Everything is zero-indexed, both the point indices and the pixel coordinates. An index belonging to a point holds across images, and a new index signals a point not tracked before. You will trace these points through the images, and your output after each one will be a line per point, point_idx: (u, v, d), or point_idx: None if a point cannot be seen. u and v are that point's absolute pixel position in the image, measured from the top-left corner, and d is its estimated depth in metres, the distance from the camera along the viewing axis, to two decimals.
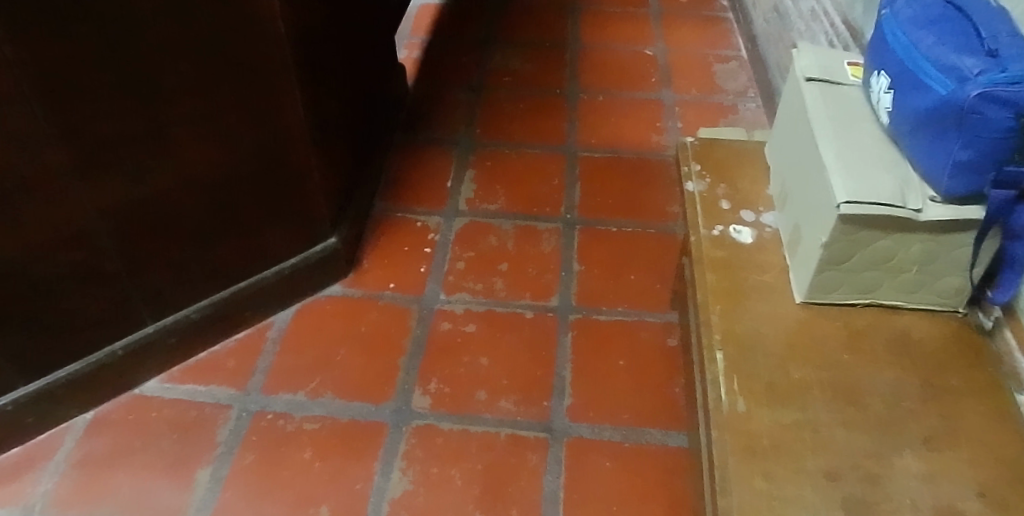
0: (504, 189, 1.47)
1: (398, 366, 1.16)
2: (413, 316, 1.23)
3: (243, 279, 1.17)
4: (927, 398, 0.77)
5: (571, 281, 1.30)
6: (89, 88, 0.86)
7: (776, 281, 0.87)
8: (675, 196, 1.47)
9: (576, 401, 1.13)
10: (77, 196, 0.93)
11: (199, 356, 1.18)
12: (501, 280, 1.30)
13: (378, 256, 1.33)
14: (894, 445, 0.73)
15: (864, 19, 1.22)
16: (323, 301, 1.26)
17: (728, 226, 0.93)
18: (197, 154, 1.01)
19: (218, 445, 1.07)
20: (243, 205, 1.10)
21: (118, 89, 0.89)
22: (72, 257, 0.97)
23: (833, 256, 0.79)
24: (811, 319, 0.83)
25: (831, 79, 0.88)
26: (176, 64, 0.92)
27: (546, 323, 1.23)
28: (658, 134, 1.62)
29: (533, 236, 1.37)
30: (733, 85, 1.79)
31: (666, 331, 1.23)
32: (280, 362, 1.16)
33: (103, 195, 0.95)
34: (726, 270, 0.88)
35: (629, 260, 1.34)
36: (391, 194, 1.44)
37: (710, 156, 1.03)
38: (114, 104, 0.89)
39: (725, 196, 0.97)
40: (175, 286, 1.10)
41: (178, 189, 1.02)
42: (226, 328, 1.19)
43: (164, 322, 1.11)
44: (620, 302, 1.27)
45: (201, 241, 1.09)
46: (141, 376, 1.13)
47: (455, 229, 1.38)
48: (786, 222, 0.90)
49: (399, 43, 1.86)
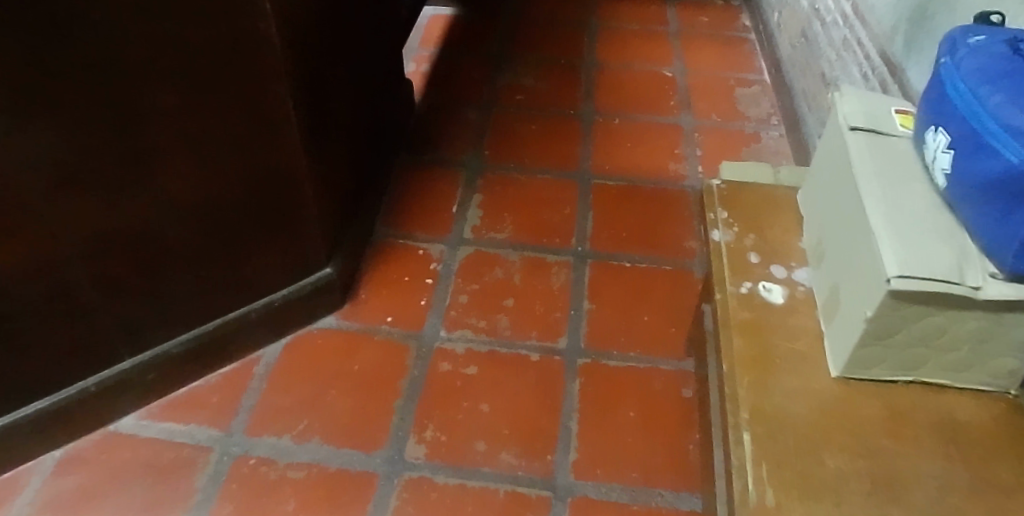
0: (513, 217, 1.39)
1: (392, 409, 1.09)
2: (411, 354, 1.16)
3: (232, 311, 1.10)
4: (978, 493, 0.69)
5: (581, 321, 1.22)
6: (64, 107, 0.80)
7: (809, 350, 0.79)
8: (693, 230, 1.39)
9: (582, 456, 1.05)
10: (49, 223, 0.86)
11: (180, 391, 1.10)
12: (506, 317, 1.22)
13: (376, 286, 1.25)
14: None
15: (905, 54, 1.14)
16: (315, 334, 1.18)
17: (757, 283, 0.85)
18: (183, 179, 0.94)
19: (195, 492, 0.99)
20: (232, 234, 1.03)
21: (97, 108, 0.82)
22: (43, 288, 0.90)
23: (877, 332, 0.71)
24: (848, 396, 0.75)
25: (878, 129, 0.80)
26: (160, 84, 0.85)
27: (552, 367, 1.15)
28: (676, 161, 1.54)
29: (541, 269, 1.30)
30: (756, 111, 1.71)
31: (681, 381, 1.15)
32: (267, 401, 1.09)
33: (80, 223, 0.88)
34: (755, 335, 0.80)
35: (643, 300, 1.26)
36: (392, 219, 1.37)
37: (738, 200, 0.95)
38: (92, 125, 0.83)
39: (754, 248, 0.89)
40: (156, 317, 1.02)
41: (162, 216, 0.95)
42: (212, 361, 1.11)
43: (144, 357, 1.04)
44: (633, 347, 1.19)
45: (186, 270, 1.01)
46: (117, 411, 1.06)
47: (459, 259, 1.30)
48: (822, 284, 0.82)
49: (407, 55, 1.78)
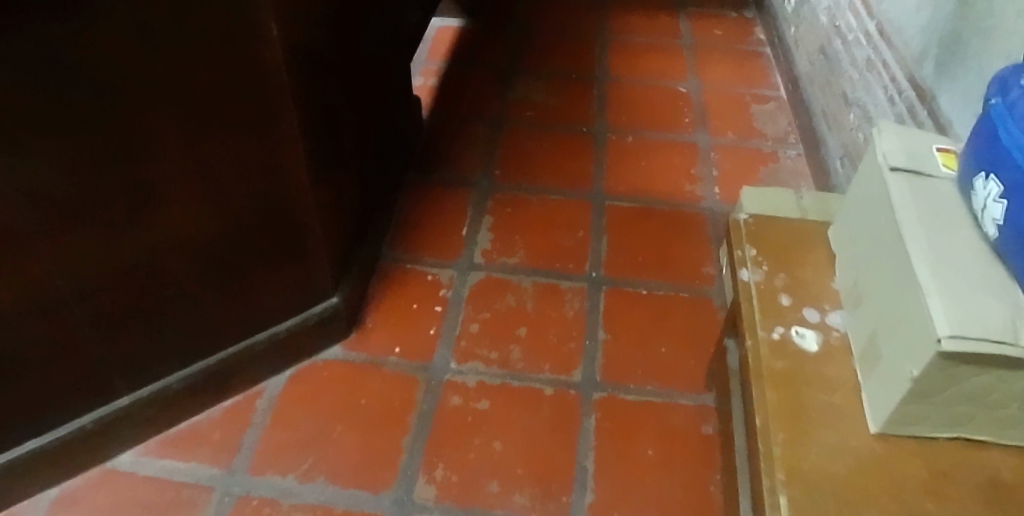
0: (524, 241, 1.34)
1: (401, 447, 1.04)
2: (420, 387, 1.11)
3: (234, 344, 1.06)
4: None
5: (596, 352, 1.18)
6: (59, 141, 0.76)
7: (846, 403, 0.75)
8: (711, 255, 1.35)
9: (599, 498, 1.00)
10: (42, 259, 0.82)
11: (181, 425, 1.06)
12: (518, 348, 1.17)
13: (384, 314, 1.21)
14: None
15: (936, 80, 1.10)
16: (320, 365, 1.14)
17: (790, 328, 0.81)
18: (185, 211, 0.90)
19: None
20: (234, 266, 0.99)
21: (94, 141, 0.78)
22: (37, 326, 0.86)
23: (921, 390, 0.66)
24: (888, 455, 0.71)
25: (919, 169, 0.76)
26: (161, 114, 0.81)
27: (567, 402, 1.11)
28: (693, 182, 1.50)
29: (555, 296, 1.25)
30: (773, 129, 1.66)
31: (701, 417, 1.10)
32: (270, 437, 1.05)
33: (75, 258, 0.84)
34: (789, 387, 0.76)
35: (660, 330, 1.21)
36: (400, 242, 1.33)
37: (767, 236, 0.92)
38: (90, 159, 0.79)
39: (785, 289, 0.85)
40: (155, 352, 0.98)
41: (162, 249, 0.91)
42: (212, 395, 1.07)
43: (142, 393, 1.00)
44: (650, 381, 1.14)
45: (187, 303, 0.97)
46: (115, 448, 1.01)
47: (469, 285, 1.26)
48: (858, 330, 0.78)
49: (415, 68, 1.74)
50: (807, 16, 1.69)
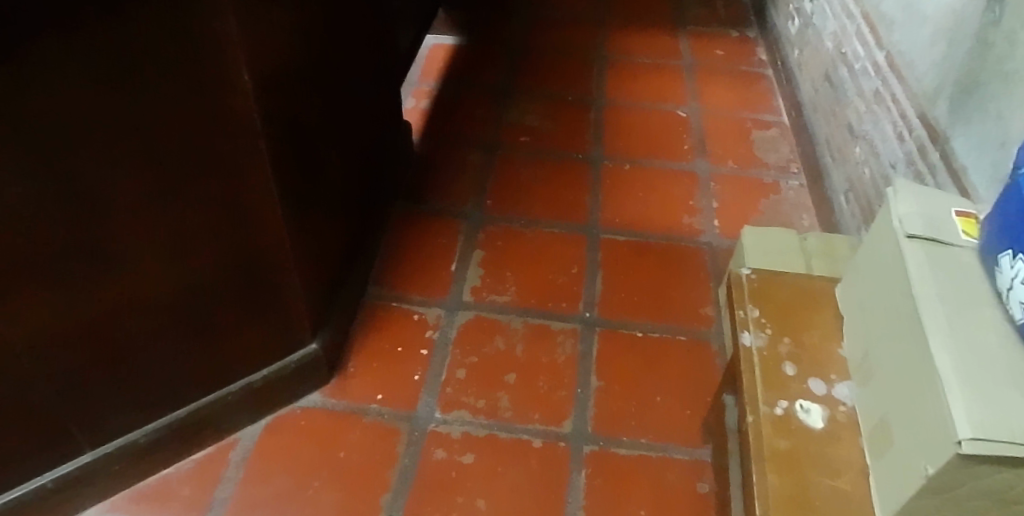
0: (516, 277, 1.29)
1: (379, 506, 0.99)
2: (402, 439, 1.06)
3: (207, 395, 1.01)
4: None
5: (588, 401, 1.12)
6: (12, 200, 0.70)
7: (852, 488, 0.72)
8: (709, 295, 1.29)
9: None
10: None
11: (149, 479, 1.01)
12: (507, 396, 1.12)
13: (367, 357, 1.16)
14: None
15: (950, 122, 1.04)
16: (298, 413, 1.09)
17: (794, 402, 0.79)
18: (150, 264, 0.84)
19: None
20: (205, 319, 0.93)
21: (50, 198, 0.72)
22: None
23: (937, 486, 0.61)
24: None
25: (937, 237, 0.73)
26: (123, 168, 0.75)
27: (556, 456, 1.05)
28: (691, 215, 1.44)
29: (546, 339, 1.20)
30: (775, 158, 1.61)
31: (697, 473, 1.05)
32: (243, 493, 1.00)
33: (32, 319, 0.78)
34: (792, 470, 0.74)
35: (655, 377, 1.16)
36: (387, 278, 1.28)
37: (769, 297, 0.90)
38: (44, 217, 0.73)
39: (789, 357, 0.83)
40: (120, 408, 0.92)
41: (126, 304, 0.85)
42: (184, 447, 1.02)
43: (106, 449, 0.94)
44: (644, 432, 1.09)
45: (155, 358, 0.92)
46: (78, 505, 0.96)
47: (457, 325, 1.21)
48: (869, 408, 0.75)
49: (406, 89, 1.68)
50: (810, 40, 1.64)
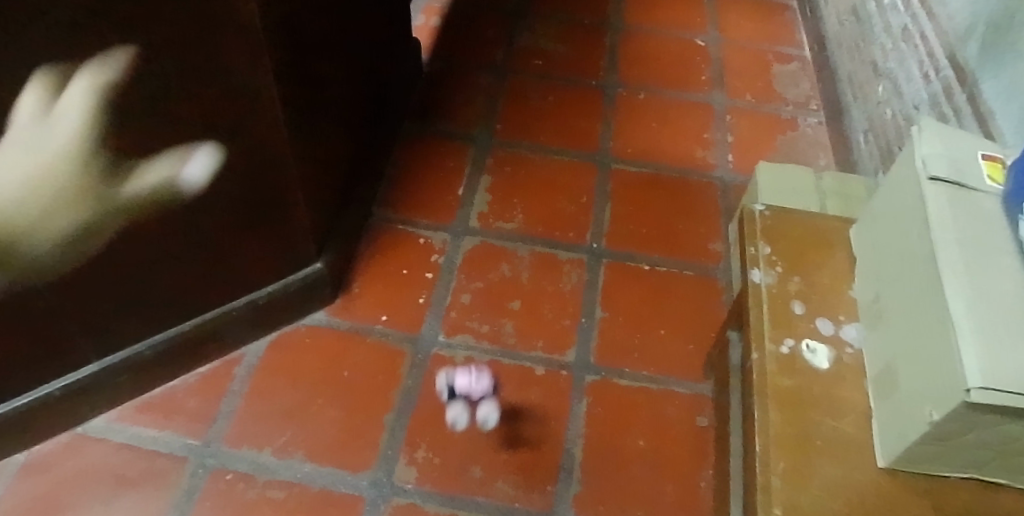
0: (524, 204, 1.28)
1: (383, 424, 1.01)
2: (405, 360, 1.07)
3: (211, 309, 1.01)
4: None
5: (592, 330, 1.13)
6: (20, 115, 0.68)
7: (855, 430, 0.72)
8: (719, 231, 1.28)
9: (586, 490, 0.97)
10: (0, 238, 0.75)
11: (155, 391, 1.03)
12: (511, 322, 1.12)
13: (372, 279, 1.16)
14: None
15: (980, 63, 1.01)
16: (302, 331, 1.10)
17: (800, 341, 0.79)
18: (151, 184, 0.82)
19: (167, 509, 0.94)
20: (209, 236, 0.93)
21: (58, 119, 0.71)
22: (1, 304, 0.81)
23: (941, 433, 0.62)
24: (895, 494, 0.68)
25: (961, 181, 0.71)
26: (130, 95, 0.74)
27: (558, 384, 1.06)
28: (705, 148, 1.41)
29: (552, 268, 1.19)
30: (794, 93, 1.56)
31: (696, 407, 1.06)
32: (248, 407, 1.02)
33: (30, 234, 0.77)
34: (795, 408, 0.74)
35: (660, 310, 1.16)
36: (393, 200, 1.26)
37: (782, 235, 0.88)
38: (48, 136, 0.71)
39: (798, 295, 0.83)
40: (124, 322, 0.93)
41: (124, 220, 0.83)
42: (190, 361, 1.04)
43: (112, 359, 0.96)
44: (646, 365, 1.10)
45: (155, 273, 0.91)
46: (88, 412, 0.99)
47: (463, 250, 1.20)
48: (876, 351, 0.75)
49: (416, 6, 1.62)
50: None
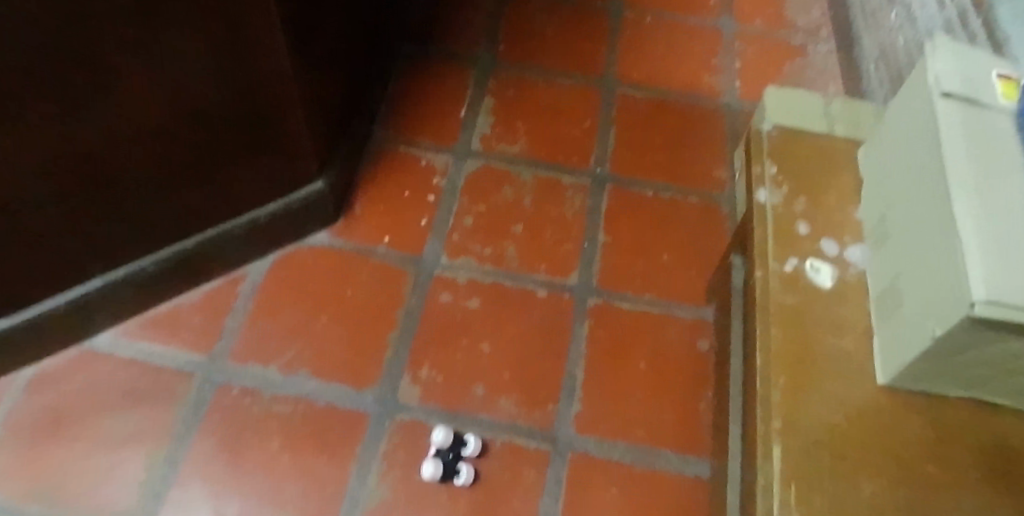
0: (527, 128, 1.26)
1: (387, 343, 1.02)
2: (408, 281, 1.08)
3: (213, 227, 1.01)
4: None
5: (594, 255, 1.13)
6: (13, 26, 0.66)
7: (856, 348, 0.73)
8: (723, 158, 1.27)
9: (586, 410, 0.99)
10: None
11: (159, 308, 1.03)
12: (514, 246, 1.12)
13: (373, 200, 1.15)
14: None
15: None
16: (305, 251, 1.10)
17: (804, 261, 0.79)
18: (150, 100, 0.81)
19: (175, 423, 0.95)
20: (209, 153, 0.91)
21: (51, 30, 0.68)
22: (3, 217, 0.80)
23: (942, 349, 0.63)
24: (892, 410, 0.70)
25: (974, 99, 0.70)
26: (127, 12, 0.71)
27: (560, 307, 1.07)
28: (712, 74, 1.39)
29: (555, 192, 1.18)
30: (805, 18, 1.52)
31: (697, 331, 1.07)
32: (253, 325, 1.03)
33: (27, 146, 0.76)
34: (797, 326, 0.75)
35: (662, 236, 1.16)
36: (394, 121, 1.24)
37: (790, 156, 0.88)
38: (42, 46, 0.69)
39: (804, 216, 0.82)
40: (126, 237, 0.93)
41: (123, 133, 0.82)
42: (193, 278, 1.04)
43: (115, 274, 0.96)
44: (648, 289, 1.10)
45: (156, 187, 0.90)
46: (93, 328, 0.99)
47: (465, 173, 1.19)
48: (880, 271, 0.75)
49: None
50: None
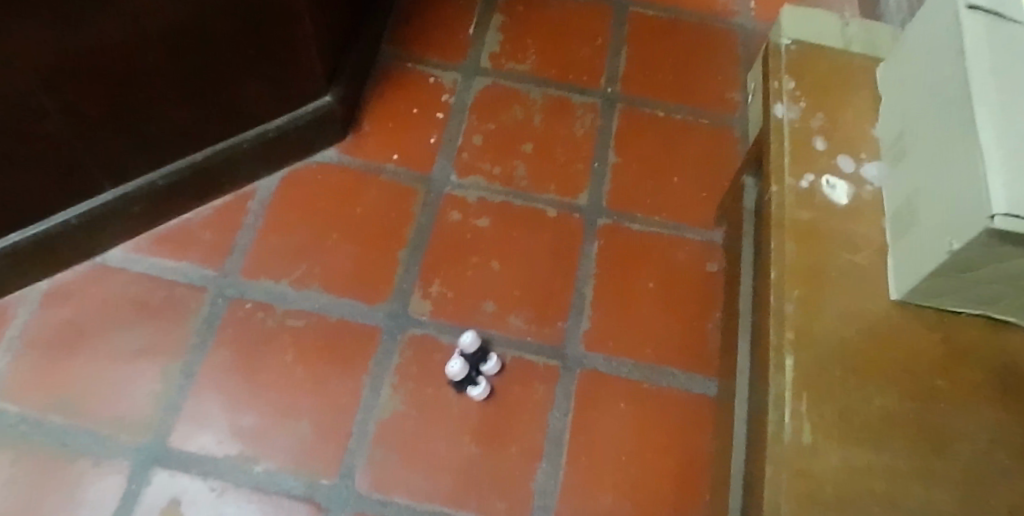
0: (537, 45, 1.23)
1: (397, 260, 1.03)
2: (418, 199, 1.07)
3: (221, 141, 0.99)
4: (1017, 453, 0.66)
5: (604, 175, 1.12)
6: None
7: (869, 264, 0.74)
8: (737, 80, 1.24)
9: (595, 328, 1.00)
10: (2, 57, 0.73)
11: (169, 223, 1.03)
12: (524, 165, 1.11)
13: (382, 117, 1.13)
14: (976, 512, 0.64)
15: None
16: (314, 168, 1.09)
17: (820, 177, 0.78)
18: (155, 7, 0.78)
19: (190, 336, 0.96)
20: (216, 65, 0.89)
21: None
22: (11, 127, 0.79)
23: (956, 264, 0.64)
24: (904, 326, 0.71)
25: (1000, 11, 0.68)
26: None
27: (570, 227, 1.07)
28: None
29: (566, 112, 1.17)
30: None
31: (706, 252, 1.07)
32: (263, 241, 1.03)
33: (30, 52, 0.74)
34: (811, 242, 0.75)
35: (673, 157, 1.15)
36: (401, 36, 1.21)
37: (808, 72, 0.86)
38: None
39: (821, 132, 0.82)
40: (134, 150, 0.92)
41: (128, 41, 0.80)
42: (202, 194, 1.03)
43: (125, 188, 0.95)
44: (658, 211, 1.10)
45: (164, 97, 0.89)
46: (104, 243, 0.99)
47: (474, 91, 1.17)
48: (896, 188, 0.75)
49: None
50: None
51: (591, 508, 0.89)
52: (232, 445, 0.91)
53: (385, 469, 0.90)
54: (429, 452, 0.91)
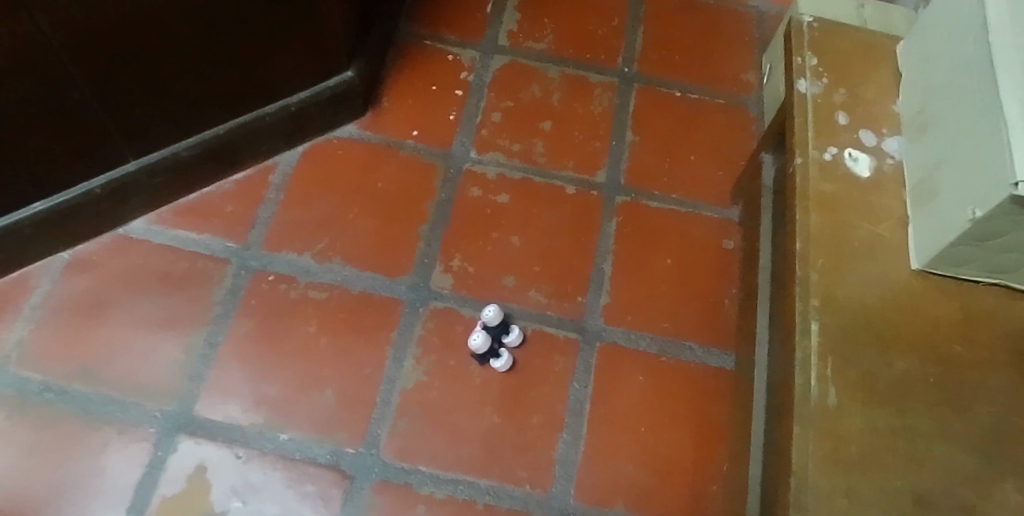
0: (555, 25, 1.23)
1: (418, 234, 1.04)
2: (438, 174, 1.08)
3: (244, 114, 1.00)
4: None
5: (621, 153, 1.13)
6: None
7: (890, 235, 0.75)
8: (753, 61, 1.25)
9: (614, 302, 1.01)
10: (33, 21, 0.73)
11: (191, 196, 1.04)
12: (542, 142, 1.12)
13: (401, 94, 1.14)
14: (996, 473, 0.65)
15: None
16: (334, 143, 1.10)
17: (843, 150, 0.80)
18: None
19: (213, 307, 0.98)
20: (241, 36, 0.90)
21: None
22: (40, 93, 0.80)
23: (978, 233, 0.65)
24: (925, 294, 0.72)
25: None
26: None
27: (588, 203, 1.08)
28: None
29: (583, 91, 1.18)
30: None
31: (723, 230, 1.08)
32: (285, 214, 1.04)
33: (62, 17, 0.75)
34: (834, 213, 0.76)
35: (690, 136, 1.16)
36: (420, 14, 1.22)
37: (830, 48, 0.87)
38: None
39: (843, 106, 0.83)
40: (159, 122, 0.93)
41: (158, 10, 0.81)
42: (223, 166, 1.04)
43: (149, 159, 0.96)
44: (676, 189, 1.11)
45: (189, 66, 0.89)
46: (127, 214, 1.00)
47: (493, 69, 1.18)
48: (917, 160, 0.76)
49: None
50: None
51: (611, 477, 0.91)
52: (257, 413, 0.92)
53: (408, 437, 0.91)
54: (452, 421, 0.93)
